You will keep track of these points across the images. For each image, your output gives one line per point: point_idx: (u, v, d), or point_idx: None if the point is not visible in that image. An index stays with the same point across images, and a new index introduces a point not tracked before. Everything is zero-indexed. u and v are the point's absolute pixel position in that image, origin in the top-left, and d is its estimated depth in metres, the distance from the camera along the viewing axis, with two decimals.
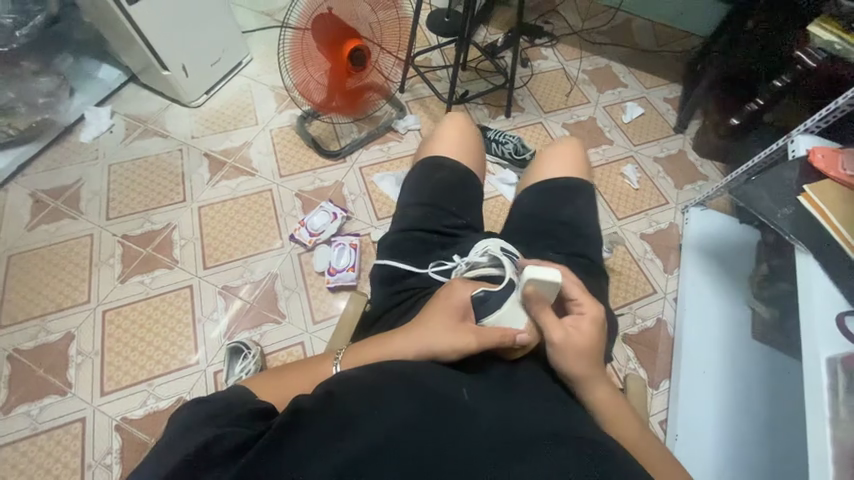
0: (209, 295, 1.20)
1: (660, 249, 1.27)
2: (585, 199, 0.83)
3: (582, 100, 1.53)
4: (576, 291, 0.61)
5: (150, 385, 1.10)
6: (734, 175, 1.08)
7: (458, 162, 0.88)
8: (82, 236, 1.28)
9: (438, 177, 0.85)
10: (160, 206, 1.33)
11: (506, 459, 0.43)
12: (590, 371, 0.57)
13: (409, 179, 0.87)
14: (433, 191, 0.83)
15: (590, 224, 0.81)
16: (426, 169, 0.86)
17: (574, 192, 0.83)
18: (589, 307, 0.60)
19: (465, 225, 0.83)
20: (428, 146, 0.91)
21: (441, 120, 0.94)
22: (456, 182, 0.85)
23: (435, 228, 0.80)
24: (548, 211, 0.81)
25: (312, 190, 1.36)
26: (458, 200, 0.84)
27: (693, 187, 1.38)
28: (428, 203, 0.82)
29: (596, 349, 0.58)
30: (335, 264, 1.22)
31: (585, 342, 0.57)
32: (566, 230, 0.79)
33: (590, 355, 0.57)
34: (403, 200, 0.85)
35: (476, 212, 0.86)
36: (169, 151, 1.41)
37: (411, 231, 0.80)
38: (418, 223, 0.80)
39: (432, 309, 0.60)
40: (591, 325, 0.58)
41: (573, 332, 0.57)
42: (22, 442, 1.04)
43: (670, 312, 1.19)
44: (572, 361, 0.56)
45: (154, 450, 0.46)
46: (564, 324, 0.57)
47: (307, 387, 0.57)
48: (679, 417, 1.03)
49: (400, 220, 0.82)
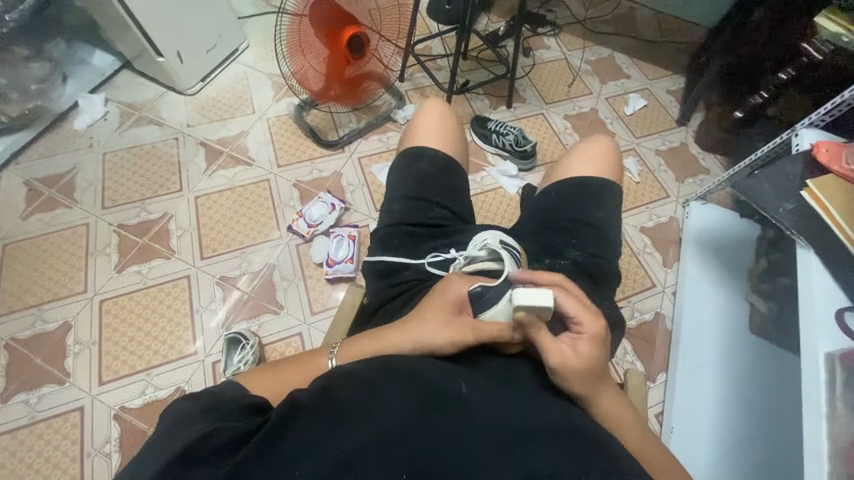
0: (207, 285, 1.20)
1: (659, 243, 1.26)
2: (610, 202, 0.82)
3: (584, 91, 1.51)
4: (575, 308, 0.55)
5: (149, 374, 1.10)
6: (733, 171, 1.08)
7: (440, 150, 0.86)
8: (77, 225, 1.27)
9: (418, 167, 0.83)
10: (157, 195, 1.31)
11: (505, 454, 0.44)
12: (589, 387, 0.54)
13: (392, 171, 0.86)
14: (417, 182, 0.82)
15: (613, 226, 0.80)
16: (407, 160, 0.85)
17: (602, 194, 0.82)
18: (590, 326, 0.55)
19: (453, 215, 0.82)
20: (411, 136, 0.89)
21: (418, 109, 0.92)
22: (439, 170, 0.83)
23: (420, 220, 0.79)
24: (575, 210, 0.80)
25: (311, 180, 1.35)
26: (441, 189, 0.82)
27: (695, 181, 1.37)
28: (412, 195, 0.81)
29: (596, 369, 0.55)
30: (333, 255, 1.21)
31: (584, 365, 0.54)
32: (590, 231, 0.78)
33: (589, 376, 0.54)
34: (390, 193, 0.84)
35: (464, 199, 0.85)
36: (164, 140, 1.39)
37: (398, 225, 0.79)
38: (405, 216, 0.80)
39: (427, 303, 0.60)
40: (589, 345, 0.55)
41: (571, 354, 0.53)
42: (21, 431, 1.04)
43: (669, 306, 1.19)
44: (569, 381, 0.53)
45: (145, 448, 0.45)
46: (560, 344, 0.54)
47: (302, 383, 0.56)
48: (675, 411, 1.04)
49: (387, 216, 0.82)
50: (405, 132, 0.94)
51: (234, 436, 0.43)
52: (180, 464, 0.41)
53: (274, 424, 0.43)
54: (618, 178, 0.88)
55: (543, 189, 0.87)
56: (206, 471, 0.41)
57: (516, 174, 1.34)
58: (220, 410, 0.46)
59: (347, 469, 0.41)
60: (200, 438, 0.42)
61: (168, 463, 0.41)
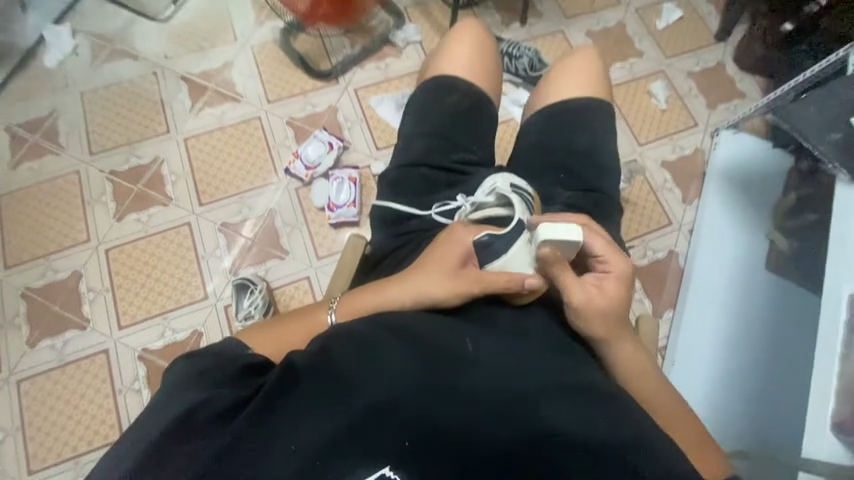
0: (209, 231, 1.18)
1: (681, 178, 1.18)
2: (602, 120, 0.77)
3: (611, 2, 1.31)
4: (600, 246, 0.57)
5: (164, 319, 1.12)
6: (775, 93, 0.97)
7: (472, 82, 0.79)
8: (69, 173, 1.22)
9: (448, 102, 0.77)
10: (145, 137, 1.24)
11: (509, 412, 0.44)
12: (611, 329, 0.55)
13: (412, 104, 0.79)
14: (444, 119, 0.76)
15: (604, 149, 0.76)
16: (434, 91, 0.78)
17: (587, 117, 0.77)
18: (615, 265, 0.56)
19: (477, 161, 0.76)
20: (436, 63, 0.81)
21: (453, 31, 0.82)
22: (469, 108, 0.77)
23: (442, 164, 0.74)
24: (560, 140, 0.76)
25: (304, 117, 1.25)
26: (469, 131, 0.76)
27: (727, 107, 1.23)
28: (438, 135, 0.75)
29: (621, 308, 0.55)
30: (334, 199, 1.17)
31: (607, 302, 0.55)
32: (578, 161, 0.74)
33: (612, 318, 0.55)
34: (408, 130, 0.77)
35: (489, 144, 0.79)
36: (143, 76, 1.28)
37: (416, 167, 0.74)
38: (425, 157, 0.74)
39: (429, 255, 0.57)
40: (616, 284, 0.55)
41: (595, 292, 0.54)
42: (53, 372, 1.09)
43: (684, 244, 1.14)
44: (592, 321, 0.54)
45: (145, 411, 0.45)
46: (586, 284, 0.54)
47: (304, 338, 0.55)
48: (678, 345, 1.04)
49: (401, 154, 0.76)
50: (428, 58, 0.85)
51: (231, 401, 0.43)
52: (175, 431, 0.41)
53: (268, 389, 0.42)
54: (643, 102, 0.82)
55: (526, 120, 0.80)
56: (209, 434, 0.41)
57: None
58: (215, 374, 0.45)
59: (346, 435, 0.41)
60: (193, 407, 0.42)
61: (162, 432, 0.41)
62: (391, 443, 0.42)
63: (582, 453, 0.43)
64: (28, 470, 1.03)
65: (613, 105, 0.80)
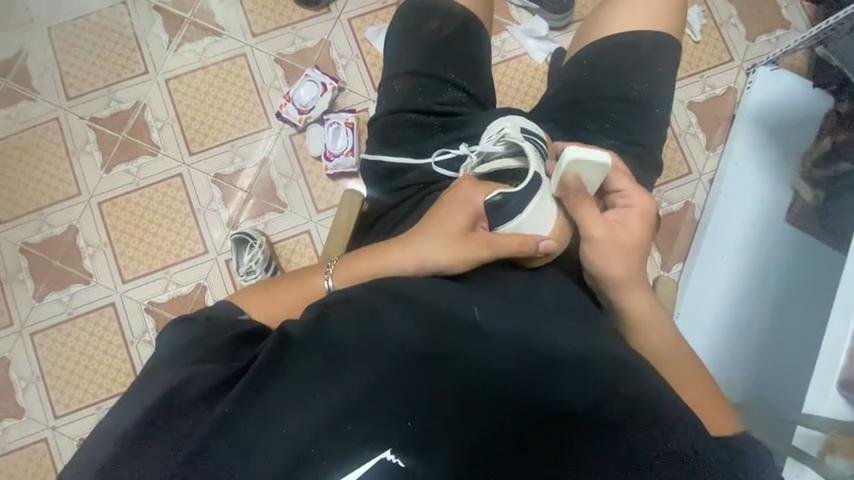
0: (202, 183, 1.12)
1: (707, 121, 1.09)
2: (659, 63, 0.70)
3: None
4: (624, 183, 0.55)
5: (166, 273, 1.11)
6: (826, 23, 0.85)
7: (456, 2, 0.71)
8: (47, 120, 1.14)
9: (427, 30, 0.69)
10: (122, 78, 1.13)
11: (520, 382, 0.43)
12: (632, 269, 0.54)
13: (391, 35, 0.71)
14: (422, 52, 0.69)
15: (659, 100, 0.70)
16: (407, 21, 0.70)
17: (647, 58, 0.70)
18: (638, 201, 0.55)
19: (469, 99, 0.69)
20: None
21: None
22: (452, 34, 0.69)
23: (429, 106, 0.67)
24: (609, 83, 0.69)
25: (294, 53, 1.13)
26: (456, 63, 0.69)
27: (769, 38, 1.09)
28: (418, 70, 0.68)
29: (642, 246, 0.54)
30: (331, 147, 1.09)
31: (630, 238, 0.54)
32: (625, 109, 0.68)
33: (634, 254, 0.54)
34: (388, 71, 0.70)
35: (479, 73, 0.71)
36: (112, 6, 1.14)
37: (402, 112, 0.67)
38: (407, 100, 0.67)
39: (434, 218, 0.54)
40: (640, 218, 0.54)
41: (616, 227, 0.53)
42: (63, 324, 1.11)
43: (702, 194, 1.08)
44: (611, 257, 0.53)
45: (139, 377, 0.45)
46: (606, 221, 0.53)
47: (303, 305, 0.53)
48: (686, 299, 1.01)
49: (385, 98, 0.69)
50: None
51: (220, 378, 0.41)
52: (159, 409, 0.40)
53: (263, 363, 0.41)
54: (677, 31, 0.73)
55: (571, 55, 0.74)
56: (194, 415, 0.40)
57: (546, 34, 1.08)
58: (205, 346, 0.45)
59: (347, 415, 0.40)
60: (178, 385, 0.41)
61: (151, 406, 0.41)
62: (397, 415, 0.41)
63: (592, 428, 0.42)
64: (54, 415, 1.09)
65: (675, 45, 0.71)
